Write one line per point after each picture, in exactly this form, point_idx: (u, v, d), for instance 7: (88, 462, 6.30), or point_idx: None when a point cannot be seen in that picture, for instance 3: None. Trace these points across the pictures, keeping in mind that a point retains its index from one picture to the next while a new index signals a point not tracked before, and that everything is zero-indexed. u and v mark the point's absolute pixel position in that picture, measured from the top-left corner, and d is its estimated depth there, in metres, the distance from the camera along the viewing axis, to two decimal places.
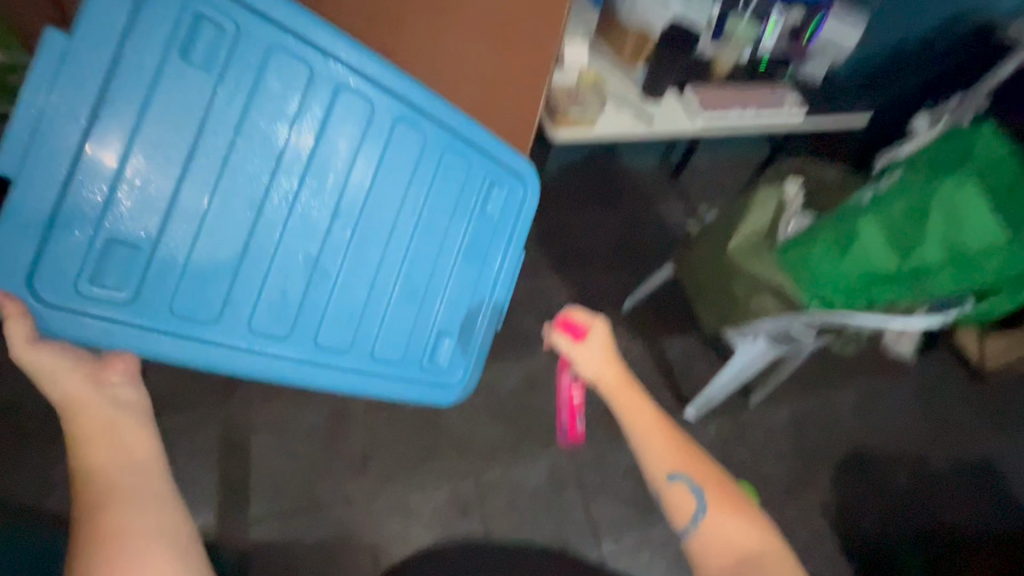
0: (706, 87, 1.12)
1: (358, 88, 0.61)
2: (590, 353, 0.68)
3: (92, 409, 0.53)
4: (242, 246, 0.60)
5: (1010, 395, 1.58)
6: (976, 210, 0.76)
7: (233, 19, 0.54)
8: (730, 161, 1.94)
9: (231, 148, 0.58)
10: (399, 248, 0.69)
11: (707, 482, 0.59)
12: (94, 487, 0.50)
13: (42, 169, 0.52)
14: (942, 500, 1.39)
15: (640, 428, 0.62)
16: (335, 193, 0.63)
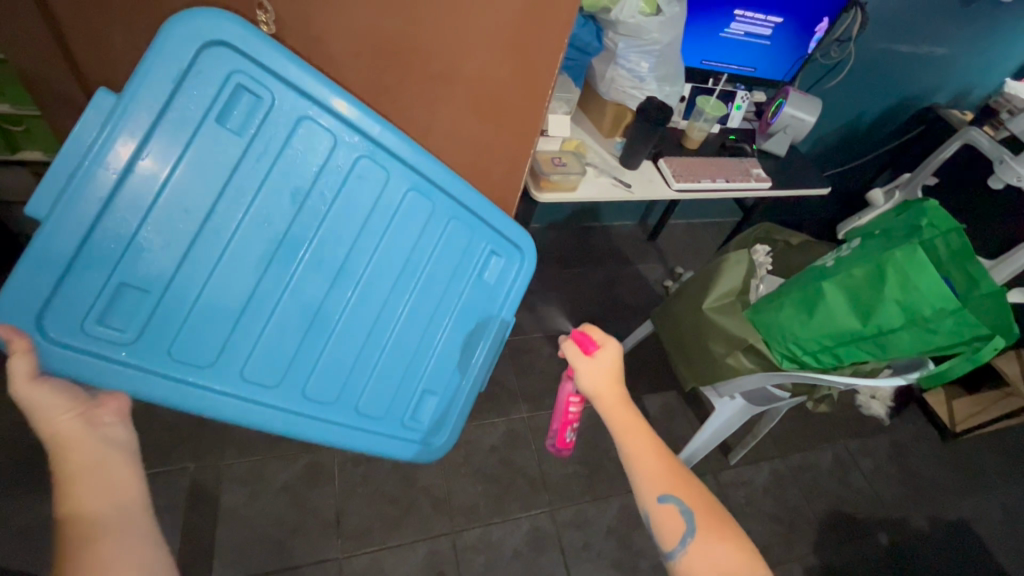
0: (678, 158, 1.22)
1: (376, 159, 0.61)
2: (595, 369, 0.64)
3: (80, 445, 0.48)
4: (246, 299, 0.61)
5: (983, 456, 1.61)
6: (927, 277, 0.81)
7: (270, 89, 0.54)
8: (705, 227, 2.04)
9: (249, 204, 0.57)
10: (390, 311, 0.70)
11: (700, 509, 0.57)
12: (84, 524, 0.45)
13: (70, 213, 0.50)
14: (926, 564, 1.37)
15: (632, 446, 0.61)
16: (344, 255, 0.64)
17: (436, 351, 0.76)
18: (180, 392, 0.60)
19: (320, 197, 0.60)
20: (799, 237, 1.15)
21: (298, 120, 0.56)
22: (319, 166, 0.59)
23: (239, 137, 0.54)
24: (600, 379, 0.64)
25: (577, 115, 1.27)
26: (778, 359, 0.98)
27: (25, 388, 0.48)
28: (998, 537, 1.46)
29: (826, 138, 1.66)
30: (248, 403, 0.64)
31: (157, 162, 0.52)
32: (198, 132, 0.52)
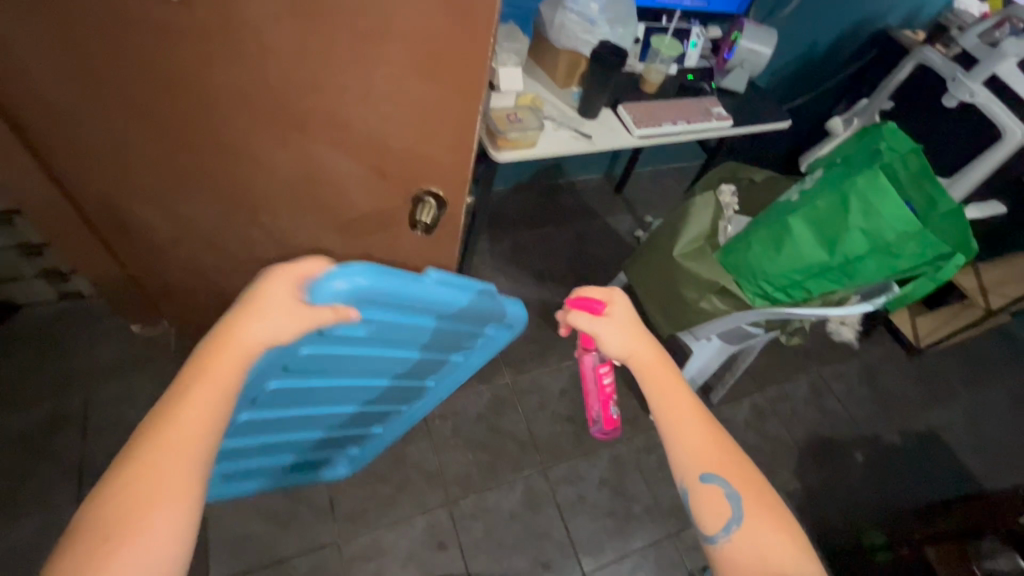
0: (637, 103, 1.18)
1: (421, 382, 0.93)
2: (617, 329, 0.61)
3: (224, 368, 0.48)
4: (329, 376, 0.75)
5: (946, 367, 1.69)
6: (888, 201, 0.81)
7: (470, 350, 0.88)
8: (671, 173, 2.02)
9: (385, 357, 0.76)
10: (315, 415, 0.87)
11: (746, 490, 0.54)
12: (161, 452, 0.43)
13: (417, 286, 0.60)
14: (899, 474, 1.45)
15: (678, 419, 0.57)
16: (359, 391, 0.85)
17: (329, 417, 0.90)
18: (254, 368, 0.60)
19: (394, 375, 0.84)
20: (761, 172, 1.14)
21: (452, 354, 0.87)
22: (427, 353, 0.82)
23: (449, 317, 0.71)
24: (626, 338, 0.61)
25: (529, 66, 1.20)
26: (750, 298, 0.98)
27: (281, 309, 0.50)
28: (963, 441, 1.55)
29: (783, 70, 1.63)
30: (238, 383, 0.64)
31: (431, 314, 0.68)
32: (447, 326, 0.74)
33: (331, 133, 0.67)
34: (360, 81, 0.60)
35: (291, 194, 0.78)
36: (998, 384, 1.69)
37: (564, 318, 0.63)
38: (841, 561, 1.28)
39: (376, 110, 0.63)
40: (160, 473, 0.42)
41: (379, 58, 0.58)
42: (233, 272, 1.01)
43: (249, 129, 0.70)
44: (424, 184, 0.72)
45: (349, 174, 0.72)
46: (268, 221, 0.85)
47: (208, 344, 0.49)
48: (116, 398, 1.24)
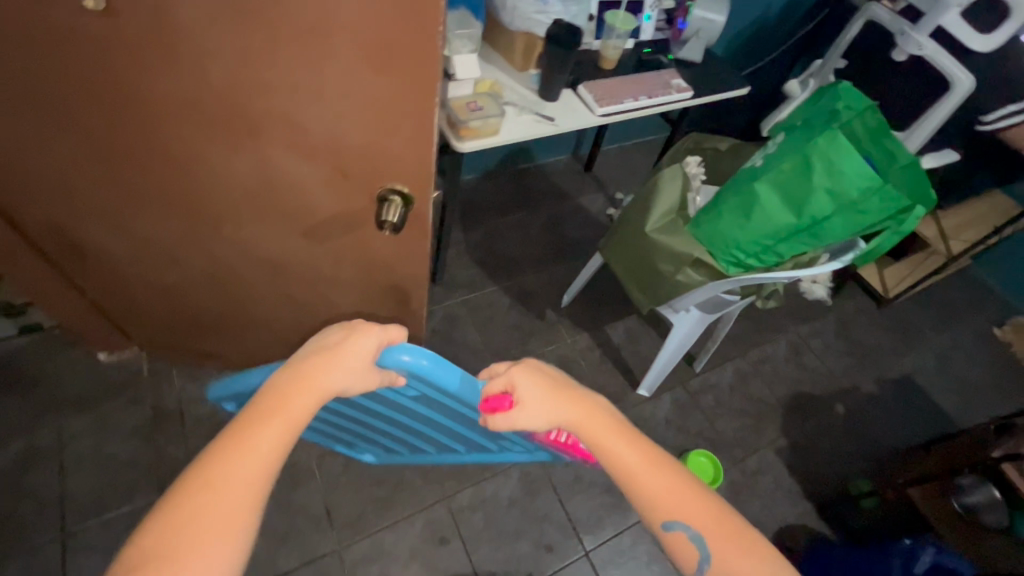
0: (597, 81, 1.17)
1: (475, 445, 1.04)
2: (534, 412, 0.63)
3: (291, 404, 0.54)
4: (405, 413, 0.87)
5: (916, 313, 1.75)
6: (849, 160, 0.82)
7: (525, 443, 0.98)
8: (638, 148, 2.02)
9: (453, 421, 0.87)
10: (376, 429, 0.99)
11: (710, 529, 0.57)
12: (219, 473, 0.49)
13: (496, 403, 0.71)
14: (878, 422, 1.50)
15: (630, 471, 0.60)
16: (419, 429, 0.97)
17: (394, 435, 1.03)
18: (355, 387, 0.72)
19: (456, 433, 0.96)
20: (726, 141, 1.15)
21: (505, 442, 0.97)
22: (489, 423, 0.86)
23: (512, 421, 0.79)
24: (552, 413, 0.64)
25: (484, 51, 1.18)
26: (725, 267, 1.00)
27: (356, 362, 0.59)
28: (936, 382, 1.61)
29: (738, 36, 1.64)
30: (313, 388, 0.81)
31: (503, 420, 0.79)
32: (508, 432, 0.85)
33: (285, 137, 0.65)
34: (308, 80, 0.58)
35: (250, 202, 0.76)
36: (964, 325, 1.75)
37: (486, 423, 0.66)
38: (833, 511, 1.31)
39: (329, 108, 0.61)
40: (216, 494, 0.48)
41: (324, 53, 0.55)
42: (200, 289, 0.98)
43: (198, 137, 0.67)
44: (388, 183, 0.70)
45: (308, 177, 0.70)
46: (230, 232, 0.82)
47: (281, 382, 0.56)
48: (92, 429, 1.20)
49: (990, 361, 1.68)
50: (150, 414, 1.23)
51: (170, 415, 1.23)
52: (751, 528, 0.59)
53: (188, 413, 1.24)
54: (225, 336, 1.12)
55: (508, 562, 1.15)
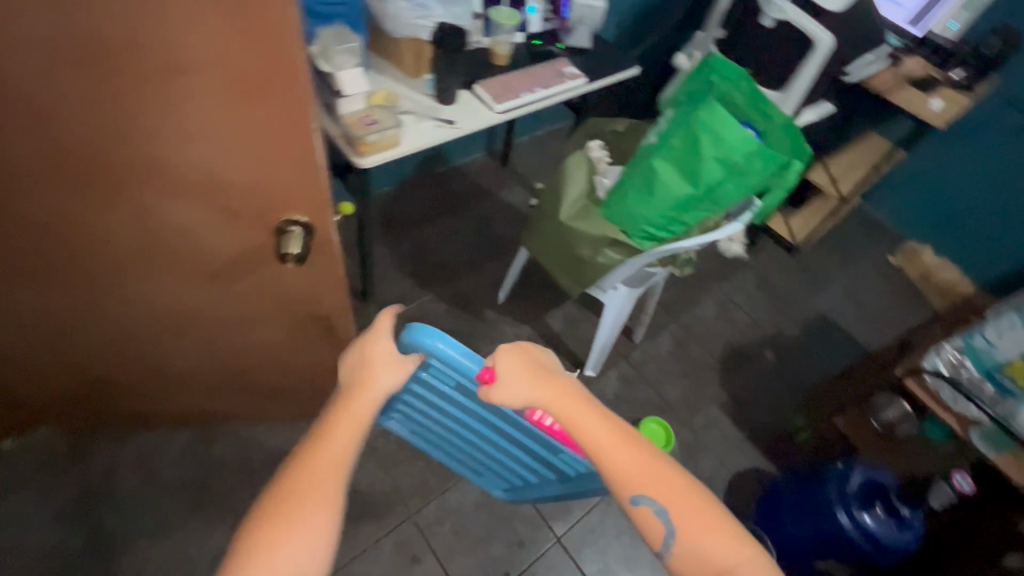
0: (493, 78, 1.18)
1: (542, 466, 1.01)
2: (511, 388, 0.65)
3: (351, 410, 0.62)
4: (465, 413, 0.92)
5: (822, 255, 1.90)
6: (729, 128, 0.88)
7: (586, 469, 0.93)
8: (550, 136, 2.05)
9: (507, 422, 0.90)
10: (445, 437, 1.04)
11: (675, 503, 0.58)
12: (308, 470, 0.58)
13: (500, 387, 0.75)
14: (803, 360, 1.63)
15: (599, 446, 0.61)
16: (484, 441, 0.99)
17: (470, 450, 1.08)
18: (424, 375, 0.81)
19: (527, 446, 0.96)
20: (622, 122, 1.20)
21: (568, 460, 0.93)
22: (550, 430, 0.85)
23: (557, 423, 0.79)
24: (528, 390, 0.65)
25: (373, 62, 1.14)
26: (640, 243, 1.04)
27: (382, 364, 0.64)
28: (848, 315, 1.76)
29: (624, 17, 1.69)
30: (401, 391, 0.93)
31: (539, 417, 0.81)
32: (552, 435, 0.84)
33: (159, 184, 0.60)
34: (169, 123, 0.54)
35: (138, 258, 0.70)
36: (864, 258, 1.91)
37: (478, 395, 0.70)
38: (778, 450, 1.40)
39: (202, 149, 0.57)
40: (307, 488, 0.56)
41: (180, 93, 0.51)
42: (103, 356, 0.90)
43: (58, 200, 0.60)
44: (284, 215, 0.67)
45: (196, 220, 0.66)
46: (123, 291, 0.76)
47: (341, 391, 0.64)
48: (9, 523, 1.09)
49: (889, 286, 1.86)
50: (75, 496, 1.13)
51: (98, 492, 1.14)
52: (715, 501, 0.60)
53: (118, 486, 1.15)
54: (144, 398, 1.05)
55: (484, 565, 1.16)
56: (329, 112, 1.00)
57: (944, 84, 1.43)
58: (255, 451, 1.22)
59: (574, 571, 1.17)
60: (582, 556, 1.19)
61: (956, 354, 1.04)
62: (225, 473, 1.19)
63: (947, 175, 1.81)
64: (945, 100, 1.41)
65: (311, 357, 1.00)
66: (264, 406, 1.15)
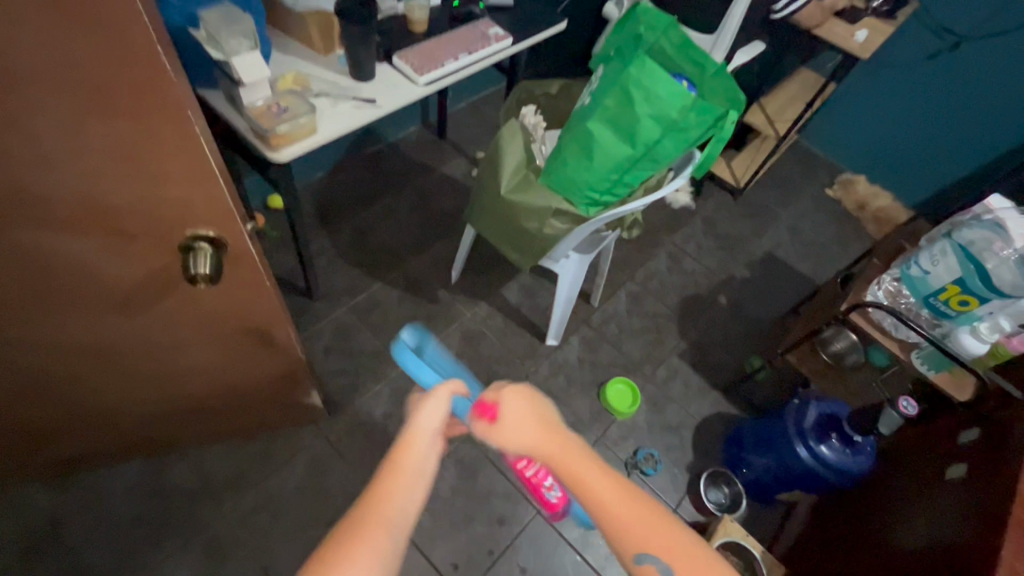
0: (412, 47, 1.09)
1: None
2: (511, 429, 0.59)
3: (411, 463, 0.57)
4: None
5: (765, 194, 1.93)
6: (660, 82, 0.84)
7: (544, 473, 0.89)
8: (485, 101, 1.96)
9: None
10: None
11: (684, 568, 0.52)
12: (385, 506, 0.53)
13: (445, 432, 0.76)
14: (756, 301, 1.67)
15: (605, 505, 0.54)
16: None
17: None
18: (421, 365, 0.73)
19: None
20: (555, 83, 1.13)
21: None
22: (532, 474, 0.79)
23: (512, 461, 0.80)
24: (524, 439, 0.58)
25: (277, 40, 1.04)
26: (585, 211, 1.01)
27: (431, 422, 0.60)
28: (793, 251, 1.81)
29: None
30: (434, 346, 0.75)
31: None
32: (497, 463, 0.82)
33: (27, 219, 0.52)
34: (17, 146, 0.45)
35: (26, 300, 0.62)
36: (805, 193, 1.96)
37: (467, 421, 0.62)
38: (738, 390, 1.46)
39: (69, 171, 0.49)
40: (383, 533, 0.51)
41: (21, 111, 0.43)
42: (12, 408, 0.81)
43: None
44: (189, 231, 0.60)
45: (81, 250, 0.58)
46: (15, 336, 0.67)
47: (399, 436, 0.59)
48: None
49: (829, 219, 1.91)
50: (18, 549, 1.05)
51: (44, 542, 1.06)
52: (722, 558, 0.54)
53: (66, 532, 1.07)
54: (76, 439, 0.97)
55: (467, 548, 1.16)
56: (233, 103, 0.90)
57: (868, 13, 1.44)
58: (212, 473, 1.16)
59: (556, 539, 1.19)
60: (563, 523, 1.21)
61: (894, 284, 1.08)
62: (183, 500, 1.13)
63: (875, 102, 1.85)
64: (870, 30, 1.42)
65: (254, 369, 0.94)
66: (214, 425, 1.08)
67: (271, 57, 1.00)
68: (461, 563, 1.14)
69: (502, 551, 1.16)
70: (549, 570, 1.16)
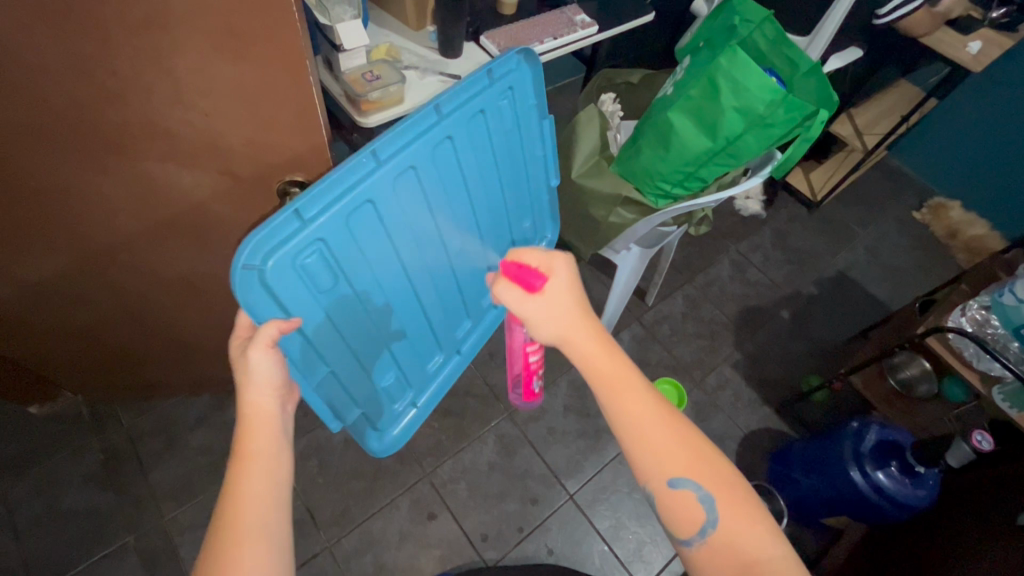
0: (499, 29, 1.12)
1: (445, 316, 0.80)
2: (551, 308, 0.55)
3: (254, 449, 0.54)
4: (376, 245, 0.62)
5: (843, 211, 1.84)
6: (751, 75, 0.82)
7: (410, 385, 0.82)
8: (560, 92, 1.97)
9: (382, 301, 0.67)
10: (438, 202, 0.67)
11: (721, 492, 0.49)
12: (243, 504, 0.50)
13: (310, 317, 0.59)
14: (821, 319, 1.60)
15: (637, 422, 0.51)
16: (424, 255, 0.70)
17: (540, 207, 0.86)
18: (316, 223, 0.54)
19: (426, 303, 0.75)
20: (637, 74, 1.14)
21: (416, 357, 0.80)
22: (313, 402, 0.65)
23: (368, 366, 0.71)
24: (561, 330, 0.54)
25: (376, 15, 1.11)
26: (654, 201, 1.01)
27: (256, 364, 0.55)
28: (869, 273, 1.71)
29: None
30: (479, 103, 0.64)
31: (349, 351, 0.67)
32: (364, 365, 0.71)
33: (160, 156, 0.58)
34: (160, 85, 0.51)
35: (144, 230, 0.69)
36: (888, 215, 1.84)
37: (495, 290, 0.57)
38: (791, 409, 1.39)
39: (196, 108, 0.54)
40: (248, 529, 0.49)
41: (167, 53, 0.48)
42: (113, 328, 0.90)
43: (44, 175, 0.56)
44: (285, 176, 0.66)
45: (196, 186, 0.64)
46: (129, 262, 0.74)
47: (239, 423, 0.56)
48: (43, 483, 1.13)
49: (913, 243, 1.79)
50: (102, 458, 1.17)
51: (123, 455, 1.18)
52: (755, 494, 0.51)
53: (144, 449, 1.19)
54: (157, 367, 1.06)
55: (498, 522, 1.18)
56: (331, 69, 0.96)
57: (984, 25, 1.32)
58: None
59: (587, 527, 1.20)
60: (595, 513, 1.21)
61: (981, 311, 1.02)
62: None
63: (988, 119, 1.69)
64: (984, 42, 1.30)
65: None
66: None
67: (367, 28, 1.06)
68: (490, 535, 1.17)
69: (532, 530, 1.18)
70: (576, 556, 1.17)
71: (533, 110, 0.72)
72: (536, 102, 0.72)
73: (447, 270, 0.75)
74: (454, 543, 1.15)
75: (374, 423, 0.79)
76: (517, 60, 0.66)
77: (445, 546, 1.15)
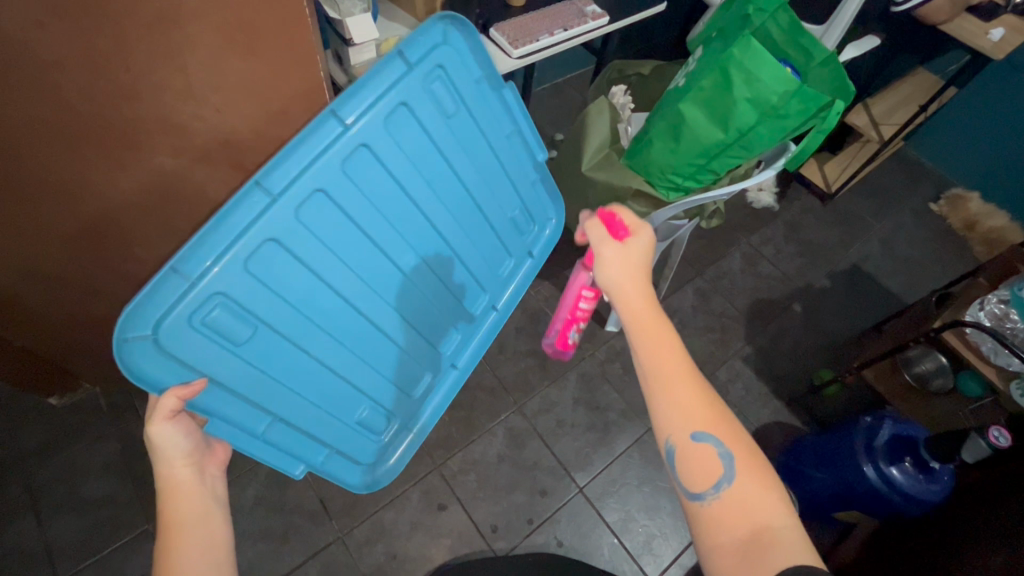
0: (509, 21, 1.11)
1: (413, 335, 0.81)
2: (628, 254, 0.60)
3: (182, 515, 0.56)
4: (299, 281, 0.62)
5: (858, 203, 1.81)
6: (763, 66, 0.80)
7: (393, 405, 0.85)
8: (569, 83, 1.95)
9: (323, 330, 0.68)
10: (372, 223, 0.66)
11: (740, 451, 0.52)
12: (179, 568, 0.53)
13: (226, 366, 0.61)
14: (834, 313, 1.58)
15: (671, 373, 0.54)
16: (366, 276, 0.69)
17: (512, 197, 0.83)
18: (210, 276, 0.55)
19: (387, 321, 0.75)
20: (649, 64, 1.13)
21: (390, 381, 0.82)
22: (265, 454, 0.71)
23: (325, 401, 0.74)
24: (630, 279, 0.59)
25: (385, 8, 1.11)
26: (665, 194, 1.01)
27: (163, 438, 0.57)
28: (884, 267, 1.69)
29: None
30: (394, 97, 0.60)
31: (296, 389, 0.70)
32: (318, 402, 0.73)
33: (172, 151, 0.59)
34: (172, 81, 0.52)
35: (157, 224, 0.70)
36: (904, 207, 1.81)
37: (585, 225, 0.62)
38: (802, 403, 1.38)
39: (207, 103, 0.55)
40: None
41: (178, 49, 0.49)
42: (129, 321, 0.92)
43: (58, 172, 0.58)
44: None
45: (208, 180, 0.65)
46: (144, 255, 0.76)
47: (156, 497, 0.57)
48: (65, 471, 1.16)
49: (930, 235, 1.76)
50: (120, 447, 1.20)
51: (141, 445, 1.21)
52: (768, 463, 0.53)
53: None
54: None
55: (507, 513, 1.19)
56: (340, 62, 0.96)
57: (1006, 11, 1.29)
58: None
59: (596, 520, 1.20)
60: (604, 506, 1.22)
61: (1000, 306, 1.00)
62: None
63: (1010, 109, 1.64)
64: (1006, 29, 1.27)
65: None
66: None
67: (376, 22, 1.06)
68: (499, 526, 1.18)
69: (542, 522, 1.19)
70: (584, 548, 1.17)
71: (476, 81, 0.68)
72: (480, 72, 0.68)
73: (400, 290, 0.74)
74: (463, 534, 1.17)
75: (357, 457, 0.84)
76: (433, 37, 0.61)
77: (455, 536, 1.16)
